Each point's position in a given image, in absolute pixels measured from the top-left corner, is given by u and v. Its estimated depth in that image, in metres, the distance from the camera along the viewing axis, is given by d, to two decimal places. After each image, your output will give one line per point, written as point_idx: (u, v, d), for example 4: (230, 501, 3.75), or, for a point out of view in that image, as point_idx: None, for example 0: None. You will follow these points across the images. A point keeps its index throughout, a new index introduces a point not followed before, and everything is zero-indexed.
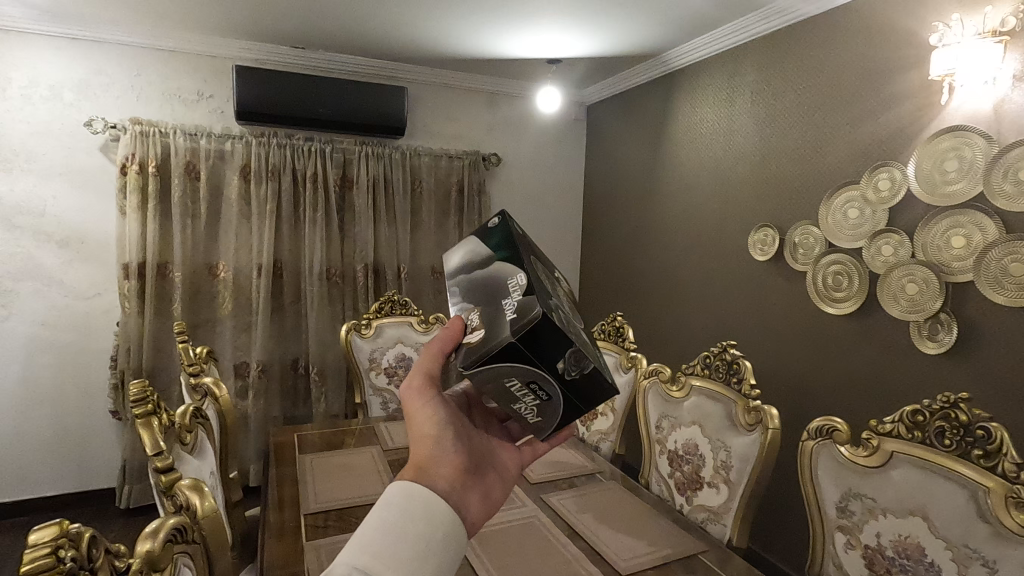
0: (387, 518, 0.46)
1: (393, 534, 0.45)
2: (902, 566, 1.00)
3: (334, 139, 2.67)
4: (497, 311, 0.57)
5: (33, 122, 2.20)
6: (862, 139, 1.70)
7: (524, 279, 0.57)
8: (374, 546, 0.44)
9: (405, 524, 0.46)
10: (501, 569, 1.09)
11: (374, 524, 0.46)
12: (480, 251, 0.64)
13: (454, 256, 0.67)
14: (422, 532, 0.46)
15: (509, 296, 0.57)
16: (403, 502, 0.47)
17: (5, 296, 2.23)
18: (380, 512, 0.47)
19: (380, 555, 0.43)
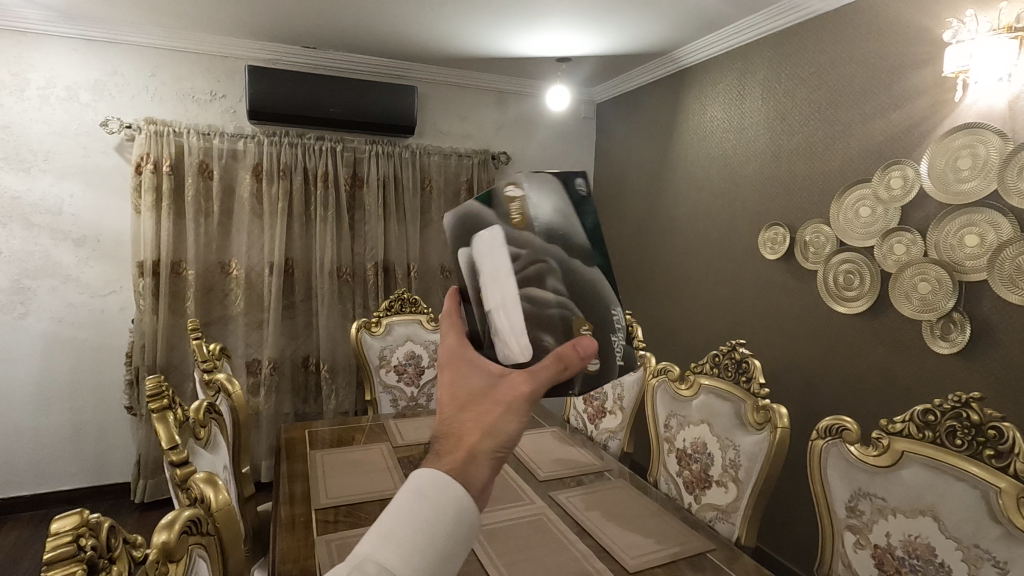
0: (417, 516, 0.45)
1: (422, 536, 0.44)
2: (912, 566, 0.99)
3: (345, 138, 2.68)
4: (609, 345, 0.63)
5: (50, 122, 2.23)
6: (874, 137, 1.69)
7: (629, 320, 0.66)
8: (403, 546, 0.43)
9: (435, 529, 0.44)
10: (509, 566, 1.10)
11: (404, 518, 0.44)
12: (580, 233, 0.59)
13: (544, 207, 0.57)
14: (449, 538, 0.45)
15: (617, 335, 0.64)
16: (438, 501, 0.45)
17: (24, 294, 2.27)
18: (414, 503, 0.45)
19: (407, 555, 0.43)
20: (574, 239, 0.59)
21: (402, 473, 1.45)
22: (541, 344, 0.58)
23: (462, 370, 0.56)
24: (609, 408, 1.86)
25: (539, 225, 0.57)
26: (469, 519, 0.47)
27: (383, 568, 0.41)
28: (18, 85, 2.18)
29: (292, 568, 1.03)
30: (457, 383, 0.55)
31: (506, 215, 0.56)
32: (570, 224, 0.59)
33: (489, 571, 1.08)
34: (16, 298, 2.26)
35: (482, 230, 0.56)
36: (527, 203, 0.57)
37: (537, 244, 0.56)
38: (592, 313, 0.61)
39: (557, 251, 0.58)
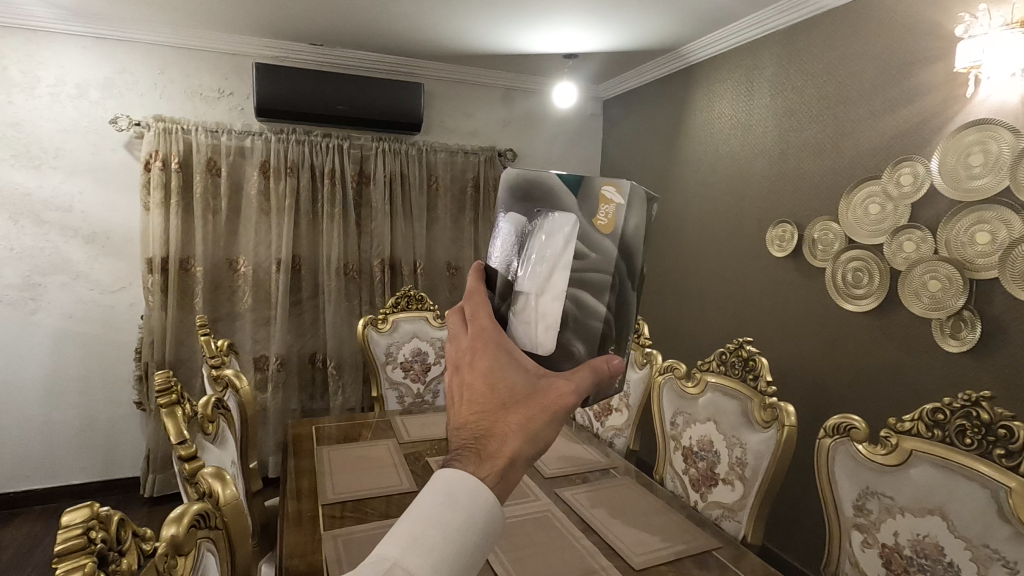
0: (447, 522, 0.45)
1: (450, 544, 0.44)
2: (920, 566, 0.99)
3: (352, 136, 2.69)
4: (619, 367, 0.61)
5: (60, 120, 2.25)
6: (884, 133, 1.67)
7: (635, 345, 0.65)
8: (431, 551, 0.43)
9: (464, 538, 0.45)
10: (515, 563, 1.10)
11: (434, 522, 0.44)
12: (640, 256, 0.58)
13: (629, 220, 0.55)
14: (474, 547, 0.45)
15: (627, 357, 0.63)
16: (468, 508, 0.46)
17: (35, 290, 2.30)
18: (443, 507, 0.45)
19: (433, 560, 0.43)
20: (637, 260, 0.57)
21: (408, 469, 1.46)
22: (569, 348, 0.56)
23: (496, 362, 0.53)
24: (615, 406, 1.86)
25: (618, 237, 0.54)
26: (494, 528, 0.47)
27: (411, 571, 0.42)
28: (29, 82, 2.20)
29: (299, 563, 1.03)
30: (493, 378, 0.52)
31: (592, 213, 0.55)
32: (639, 244, 0.57)
33: (495, 567, 1.09)
34: (27, 294, 2.29)
35: (556, 208, 0.56)
36: (618, 210, 0.54)
37: (609, 255, 0.54)
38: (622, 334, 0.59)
39: (621, 268, 0.55)
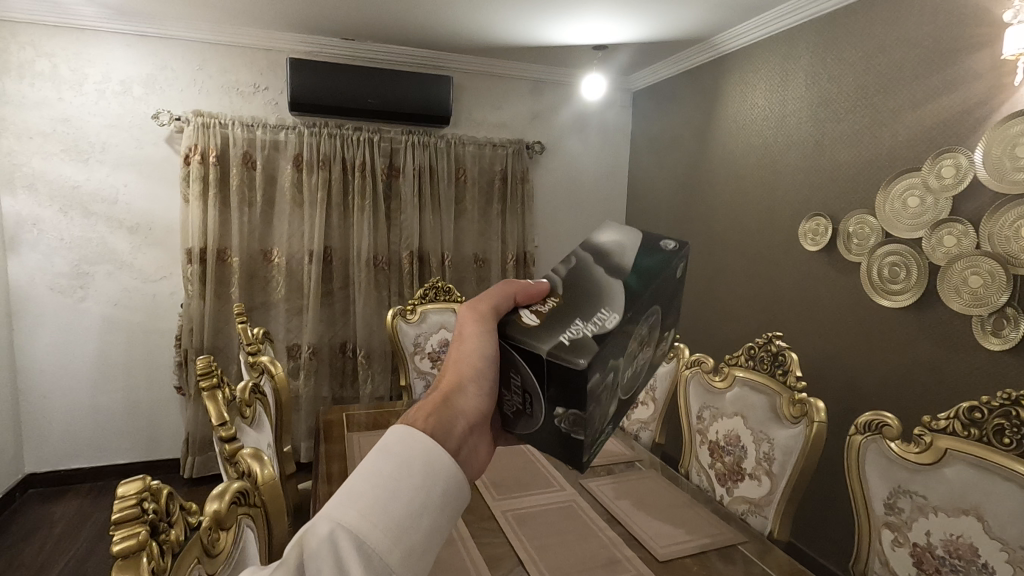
0: (373, 474, 0.43)
1: (381, 491, 0.42)
2: (953, 566, 0.97)
3: (383, 129, 2.73)
4: (562, 326, 0.52)
5: (106, 115, 2.35)
6: (925, 123, 1.62)
7: (611, 323, 0.51)
8: (362, 500, 0.41)
9: (399, 481, 0.43)
10: (539, 551, 1.12)
11: (368, 476, 0.43)
12: (623, 250, 0.62)
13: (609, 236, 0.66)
14: (417, 491, 0.43)
15: (579, 326, 0.52)
16: (402, 456, 0.45)
17: (83, 279, 2.40)
18: (379, 457, 0.45)
19: (366, 511, 0.40)
20: (616, 255, 0.61)
21: None
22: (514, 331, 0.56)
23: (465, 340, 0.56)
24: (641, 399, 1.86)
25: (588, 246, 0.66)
26: (438, 467, 0.46)
27: (340, 524, 0.39)
28: (77, 79, 2.30)
29: None
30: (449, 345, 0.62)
31: None
32: (620, 246, 0.63)
33: (519, 556, 1.11)
34: (75, 282, 2.40)
35: None
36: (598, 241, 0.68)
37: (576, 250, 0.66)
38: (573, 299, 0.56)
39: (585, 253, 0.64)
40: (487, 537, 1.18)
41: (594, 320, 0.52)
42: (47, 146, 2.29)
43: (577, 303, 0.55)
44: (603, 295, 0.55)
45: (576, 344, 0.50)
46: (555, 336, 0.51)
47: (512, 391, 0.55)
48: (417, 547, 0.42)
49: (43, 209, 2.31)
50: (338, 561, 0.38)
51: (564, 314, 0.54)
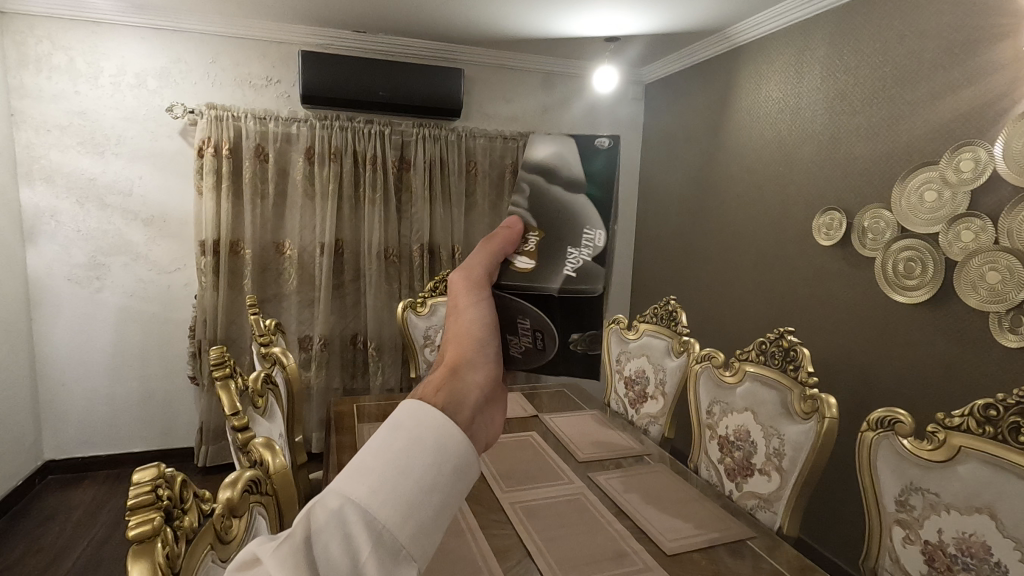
0: (373, 454, 0.34)
1: (391, 464, 0.34)
2: (965, 564, 0.96)
3: (394, 122, 2.73)
4: (560, 257, 0.57)
5: (121, 108, 2.37)
6: (944, 116, 1.59)
7: (600, 242, 0.57)
8: (371, 476, 0.33)
9: (411, 454, 0.34)
10: (546, 544, 1.13)
11: (376, 448, 0.34)
12: (576, 167, 0.60)
13: (541, 149, 0.63)
14: (435, 465, 0.35)
15: (576, 251, 0.57)
16: (413, 429, 0.36)
17: (99, 269, 2.44)
18: (384, 433, 0.36)
19: (376, 489, 0.33)
20: (563, 172, 0.60)
21: None
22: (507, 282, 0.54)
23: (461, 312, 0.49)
24: (650, 393, 1.85)
25: (527, 162, 0.62)
26: (451, 444, 0.36)
27: (349, 504, 0.32)
28: (92, 73, 2.32)
29: None
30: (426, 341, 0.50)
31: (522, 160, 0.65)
32: (564, 161, 0.61)
33: (528, 548, 1.11)
34: (92, 273, 2.43)
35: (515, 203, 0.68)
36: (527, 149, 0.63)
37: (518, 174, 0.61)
38: (551, 226, 0.58)
39: (536, 176, 0.60)
40: (494, 528, 1.18)
41: (582, 246, 0.57)
42: (64, 139, 2.32)
43: (563, 229, 0.58)
44: (580, 215, 0.58)
45: (578, 281, 0.56)
46: (557, 273, 0.56)
47: (523, 334, 0.53)
48: (436, 526, 0.34)
49: (60, 201, 2.35)
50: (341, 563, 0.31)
51: (554, 245, 0.57)
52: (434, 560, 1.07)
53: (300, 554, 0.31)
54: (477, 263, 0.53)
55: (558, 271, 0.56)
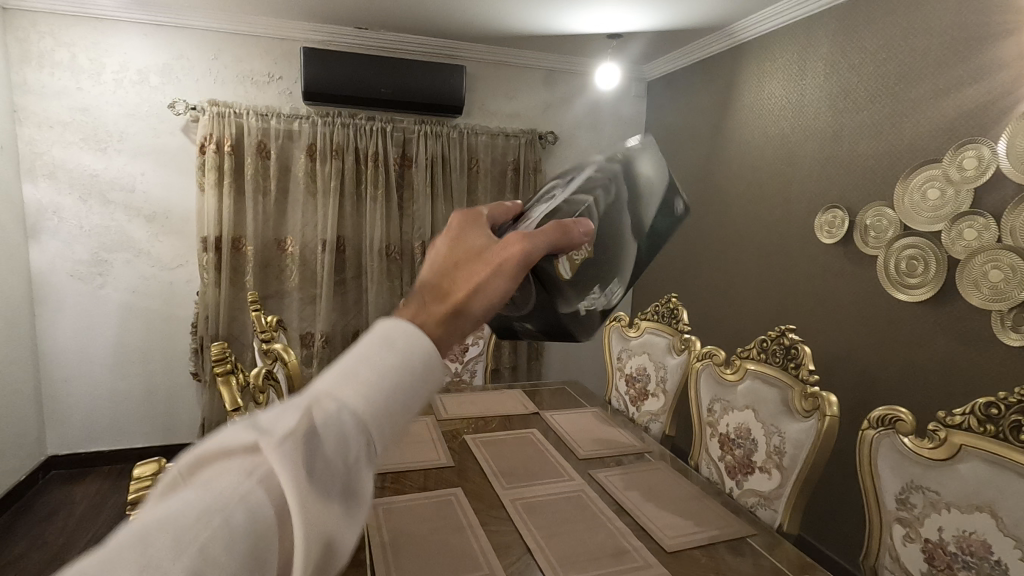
0: (371, 356, 0.34)
1: (390, 375, 0.34)
2: (966, 562, 0.96)
3: (395, 119, 2.73)
4: (588, 285, 0.57)
5: (124, 104, 2.37)
6: (948, 114, 1.58)
7: (610, 297, 0.61)
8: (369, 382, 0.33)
9: (409, 369, 0.35)
10: (546, 540, 1.13)
11: (373, 361, 0.34)
12: (653, 212, 0.61)
13: (643, 167, 0.61)
14: (423, 384, 0.36)
15: (597, 291, 0.58)
16: (409, 354, 0.35)
17: (102, 265, 2.45)
18: (379, 351, 0.35)
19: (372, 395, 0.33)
20: (645, 206, 0.60)
21: (445, 447, 1.56)
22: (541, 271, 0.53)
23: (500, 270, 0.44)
24: (651, 391, 1.85)
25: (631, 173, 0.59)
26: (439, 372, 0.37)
27: (345, 407, 0.32)
28: (95, 69, 2.32)
29: None
30: (443, 234, 0.48)
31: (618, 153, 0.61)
32: (650, 197, 0.60)
33: (528, 544, 1.12)
34: (94, 269, 2.44)
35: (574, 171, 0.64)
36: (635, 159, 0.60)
37: (616, 176, 0.58)
38: (602, 249, 0.57)
39: (626, 191, 0.58)
40: (495, 525, 1.19)
41: (605, 290, 0.59)
42: (67, 135, 2.33)
43: (604, 266, 0.58)
44: (621, 263, 0.59)
45: (582, 313, 0.59)
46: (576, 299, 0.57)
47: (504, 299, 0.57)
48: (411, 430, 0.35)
49: (63, 197, 2.35)
50: (338, 453, 0.31)
51: (591, 272, 0.57)
52: (435, 556, 1.07)
53: (306, 443, 0.30)
54: (540, 243, 0.46)
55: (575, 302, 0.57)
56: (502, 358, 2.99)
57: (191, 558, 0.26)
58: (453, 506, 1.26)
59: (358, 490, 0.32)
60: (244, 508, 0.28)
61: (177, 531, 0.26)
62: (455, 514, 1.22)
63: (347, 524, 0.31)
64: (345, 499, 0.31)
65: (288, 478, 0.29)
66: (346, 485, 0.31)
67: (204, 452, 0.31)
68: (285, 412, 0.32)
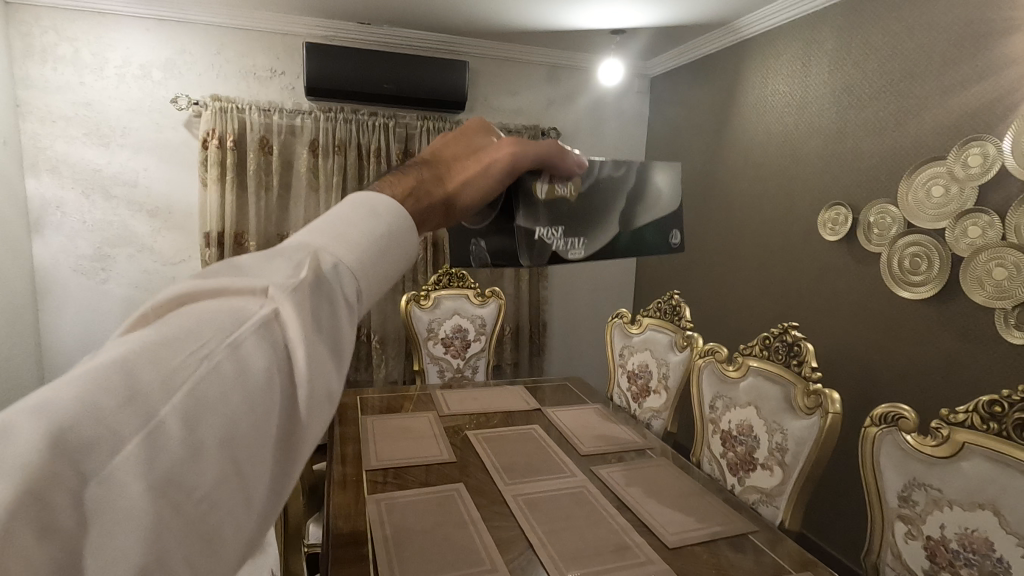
0: (366, 221, 0.35)
1: (378, 243, 0.34)
2: (967, 560, 0.96)
3: (398, 114, 2.73)
4: (553, 219, 0.62)
5: (126, 99, 2.37)
6: (953, 111, 1.57)
7: (569, 249, 0.64)
8: (359, 247, 0.34)
9: (395, 241, 0.36)
10: (548, 536, 1.14)
11: (361, 226, 0.34)
12: (647, 213, 0.70)
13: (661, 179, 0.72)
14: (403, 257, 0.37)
15: (557, 230, 0.62)
16: (396, 224, 0.36)
17: (105, 261, 2.45)
18: (367, 215, 0.35)
19: (361, 258, 0.33)
20: (640, 204, 0.69)
21: (447, 443, 1.57)
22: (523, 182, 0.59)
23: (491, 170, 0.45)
24: (653, 387, 1.85)
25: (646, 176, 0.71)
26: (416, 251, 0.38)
27: (338, 266, 0.32)
28: (98, 64, 2.32)
29: (345, 525, 1.16)
30: (444, 135, 0.47)
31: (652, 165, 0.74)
32: (650, 204, 0.71)
33: (529, 540, 1.12)
34: (97, 264, 2.44)
35: None
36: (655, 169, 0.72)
37: (635, 166, 0.69)
38: (583, 201, 0.65)
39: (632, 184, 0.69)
40: (497, 521, 1.19)
41: (566, 237, 0.63)
42: (69, 130, 2.33)
43: (582, 222, 0.65)
44: (595, 233, 0.66)
45: (537, 243, 0.61)
46: (538, 222, 0.61)
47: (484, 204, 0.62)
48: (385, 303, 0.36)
49: (66, 192, 2.36)
50: (328, 307, 0.30)
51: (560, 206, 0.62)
52: (437, 552, 1.07)
53: (302, 298, 0.29)
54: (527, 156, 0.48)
55: (535, 225, 0.61)
56: (503, 354, 2.99)
57: (183, 391, 0.23)
58: (455, 502, 1.26)
59: (348, 348, 0.31)
60: (233, 358, 0.25)
61: (165, 362, 0.24)
62: (457, 510, 1.23)
63: (336, 378, 0.30)
64: (335, 354, 0.30)
65: (288, 322, 0.28)
66: (335, 338, 0.30)
67: (181, 294, 0.29)
68: (275, 264, 0.31)
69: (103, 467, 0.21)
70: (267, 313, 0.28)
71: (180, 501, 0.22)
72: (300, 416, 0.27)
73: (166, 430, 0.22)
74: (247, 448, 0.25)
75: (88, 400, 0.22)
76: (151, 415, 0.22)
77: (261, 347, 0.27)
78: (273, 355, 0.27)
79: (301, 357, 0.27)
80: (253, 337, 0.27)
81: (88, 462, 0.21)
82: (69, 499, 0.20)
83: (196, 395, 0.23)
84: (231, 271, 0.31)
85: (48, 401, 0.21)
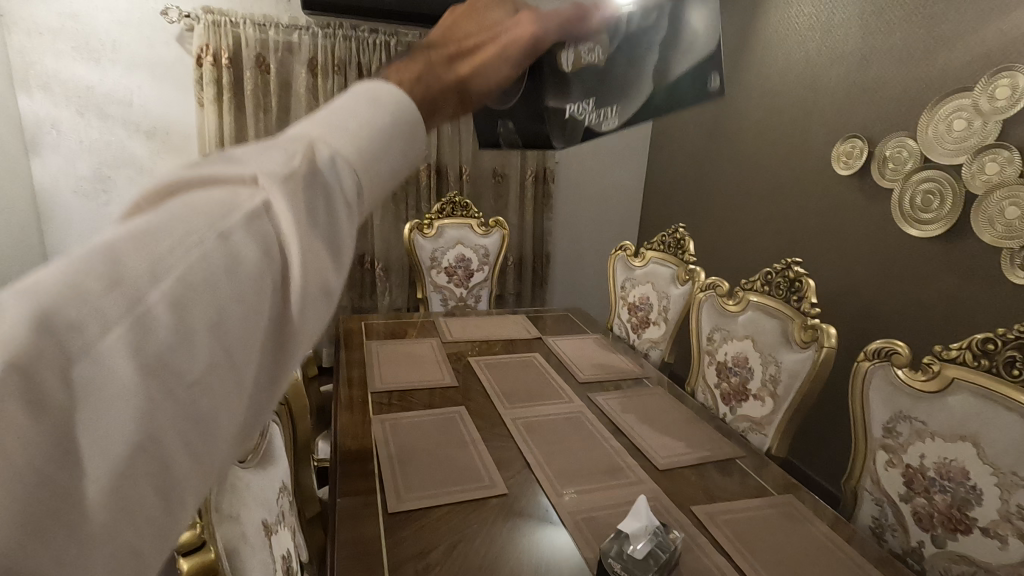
0: (371, 109, 0.33)
1: (383, 134, 0.32)
2: (942, 487, 1.00)
3: (399, 31, 2.59)
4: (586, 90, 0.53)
5: (114, 11, 2.25)
6: (989, 38, 1.48)
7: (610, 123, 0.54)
8: (366, 135, 0.32)
9: (406, 129, 0.33)
10: (546, 457, 1.19)
11: (367, 112, 0.33)
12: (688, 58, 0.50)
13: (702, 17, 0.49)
14: (411, 149, 0.35)
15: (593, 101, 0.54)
16: (404, 111, 0.33)
17: (105, 183, 2.43)
18: (375, 102, 0.33)
19: (367, 146, 0.31)
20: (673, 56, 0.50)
21: (449, 368, 1.61)
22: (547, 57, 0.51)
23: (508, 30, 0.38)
24: (653, 319, 1.87)
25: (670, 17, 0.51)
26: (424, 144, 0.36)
27: (340, 154, 0.31)
28: None
29: (352, 442, 1.22)
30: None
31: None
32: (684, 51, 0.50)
33: (528, 461, 1.18)
34: (98, 186, 2.42)
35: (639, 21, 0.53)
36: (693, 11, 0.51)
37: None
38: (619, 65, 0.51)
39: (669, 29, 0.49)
40: (496, 442, 1.25)
41: (599, 107, 0.54)
42: (57, 44, 2.23)
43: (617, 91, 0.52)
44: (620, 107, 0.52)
45: (568, 120, 0.56)
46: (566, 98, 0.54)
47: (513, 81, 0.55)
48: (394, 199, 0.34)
49: (60, 110, 2.30)
50: (326, 200, 0.29)
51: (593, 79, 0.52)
52: (439, 468, 1.14)
53: (298, 188, 0.28)
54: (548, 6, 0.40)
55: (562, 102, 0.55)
56: (506, 284, 3.02)
57: (171, 280, 0.23)
58: (457, 423, 1.31)
59: (345, 244, 0.30)
60: (222, 244, 0.25)
61: (151, 248, 0.24)
62: (459, 431, 1.28)
63: (332, 275, 0.29)
64: (331, 249, 0.29)
65: (279, 213, 0.27)
66: (332, 234, 0.29)
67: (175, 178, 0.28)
68: (271, 151, 0.30)
69: (86, 354, 0.21)
70: (258, 202, 0.27)
71: (171, 385, 0.22)
72: (292, 316, 0.27)
73: (153, 319, 0.22)
74: (238, 341, 0.24)
75: (71, 285, 0.22)
76: (139, 304, 0.22)
77: (252, 241, 0.26)
78: (266, 246, 0.26)
79: (294, 249, 0.27)
80: (242, 227, 0.26)
81: (78, 346, 0.21)
82: (58, 381, 0.21)
83: (181, 284, 0.23)
84: (227, 159, 0.29)
85: (33, 285, 0.21)
